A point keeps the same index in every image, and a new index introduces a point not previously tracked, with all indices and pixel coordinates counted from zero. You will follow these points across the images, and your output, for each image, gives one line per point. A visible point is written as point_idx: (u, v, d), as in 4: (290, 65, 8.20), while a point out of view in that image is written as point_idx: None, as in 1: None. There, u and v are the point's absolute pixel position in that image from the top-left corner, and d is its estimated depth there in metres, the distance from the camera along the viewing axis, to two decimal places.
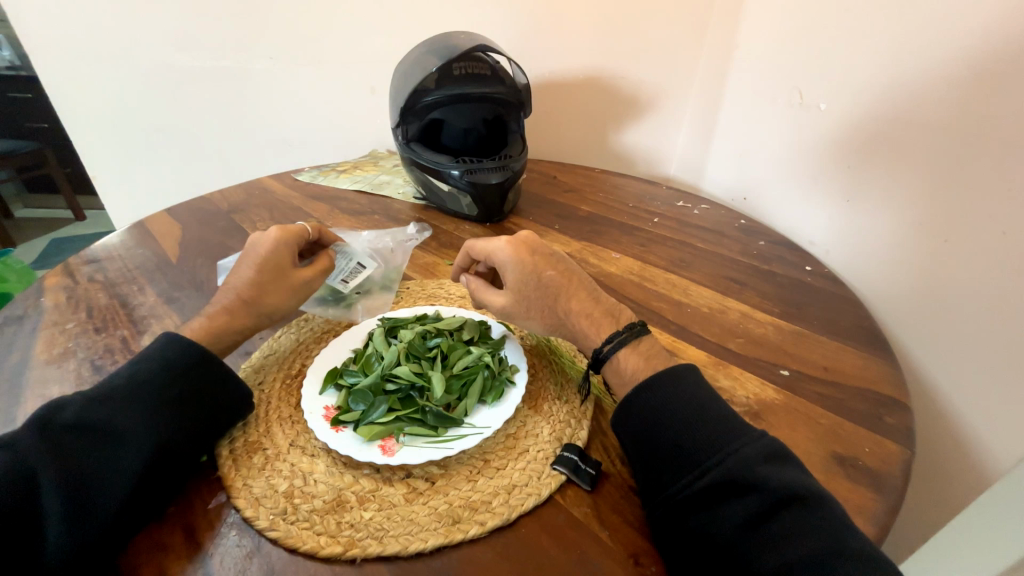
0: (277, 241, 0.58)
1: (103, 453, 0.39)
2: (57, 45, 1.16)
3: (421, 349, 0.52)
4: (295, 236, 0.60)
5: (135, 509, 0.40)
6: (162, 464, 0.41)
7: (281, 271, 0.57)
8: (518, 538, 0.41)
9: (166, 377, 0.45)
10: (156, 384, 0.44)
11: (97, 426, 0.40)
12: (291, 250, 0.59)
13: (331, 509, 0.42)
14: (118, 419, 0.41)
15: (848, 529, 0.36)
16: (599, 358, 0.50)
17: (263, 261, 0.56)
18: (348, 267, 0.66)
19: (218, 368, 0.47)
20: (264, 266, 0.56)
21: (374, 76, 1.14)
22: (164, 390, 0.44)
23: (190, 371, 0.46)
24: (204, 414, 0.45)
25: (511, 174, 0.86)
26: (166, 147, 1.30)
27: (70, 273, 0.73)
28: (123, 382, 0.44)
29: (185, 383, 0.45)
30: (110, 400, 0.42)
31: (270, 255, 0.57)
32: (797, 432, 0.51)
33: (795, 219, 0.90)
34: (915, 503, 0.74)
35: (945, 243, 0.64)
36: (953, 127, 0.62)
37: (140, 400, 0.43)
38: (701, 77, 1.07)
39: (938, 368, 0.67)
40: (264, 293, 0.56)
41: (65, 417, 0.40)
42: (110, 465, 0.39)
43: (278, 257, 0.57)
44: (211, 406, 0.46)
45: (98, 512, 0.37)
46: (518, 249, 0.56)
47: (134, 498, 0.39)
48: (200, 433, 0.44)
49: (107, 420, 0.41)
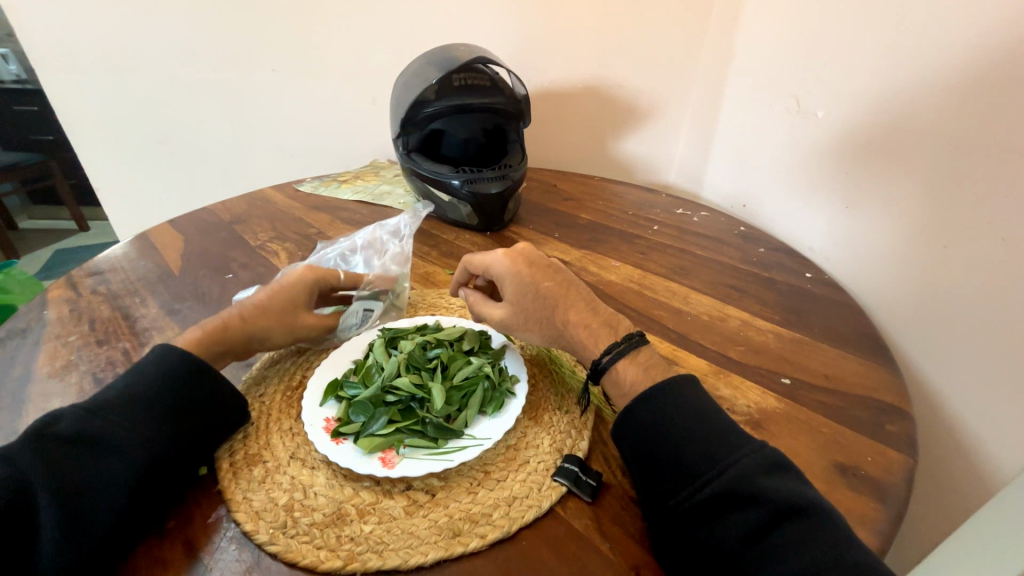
0: (301, 278, 0.59)
1: (99, 466, 0.39)
2: (62, 58, 1.17)
3: (421, 360, 0.52)
4: (321, 278, 0.61)
5: (133, 524, 0.40)
6: (158, 478, 0.42)
7: (293, 306, 0.58)
8: (519, 551, 0.41)
9: (163, 390, 0.45)
10: (152, 397, 0.44)
11: (94, 439, 0.40)
12: (312, 292, 0.60)
13: (331, 523, 0.42)
14: (114, 432, 0.41)
15: (850, 543, 0.36)
16: (598, 369, 0.49)
17: (279, 289, 0.58)
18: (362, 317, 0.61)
19: (214, 380, 0.48)
20: (278, 294, 0.57)
21: (375, 86, 1.15)
22: (160, 402, 0.44)
23: (186, 383, 0.46)
24: (200, 426, 0.45)
25: (511, 184, 0.87)
26: (169, 158, 1.31)
27: (72, 286, 0.73)
28: (119, 394, 0.44)
29: (182, 395, 0.46)
30: (105, 413, 0.42)
31: (287, 286, 0.58)
32: (798, 442, 0.50)
33: (794, 226, 0.90)
34: (917, 510, 0.74)
35: (945, 250, 0.64)
36: (953, 135, 0.62)
37: (136, 414, 0.43)
38: (699, 85, 1.08)
39: (940, 374, 0.67)
40: (264, 320, 0.56)
41: (60, 430, 0.40)
42: (107, 479, 0.39)
43: (294, 291, 0.58)
44: (207, 418, 0.46)
45: (95, 526, 0.38)
46: (515, 261, 0.56)
47: (131, 512, 0.39)
48: (195, 445, 0.45)
49: (103, 433, 0.41)
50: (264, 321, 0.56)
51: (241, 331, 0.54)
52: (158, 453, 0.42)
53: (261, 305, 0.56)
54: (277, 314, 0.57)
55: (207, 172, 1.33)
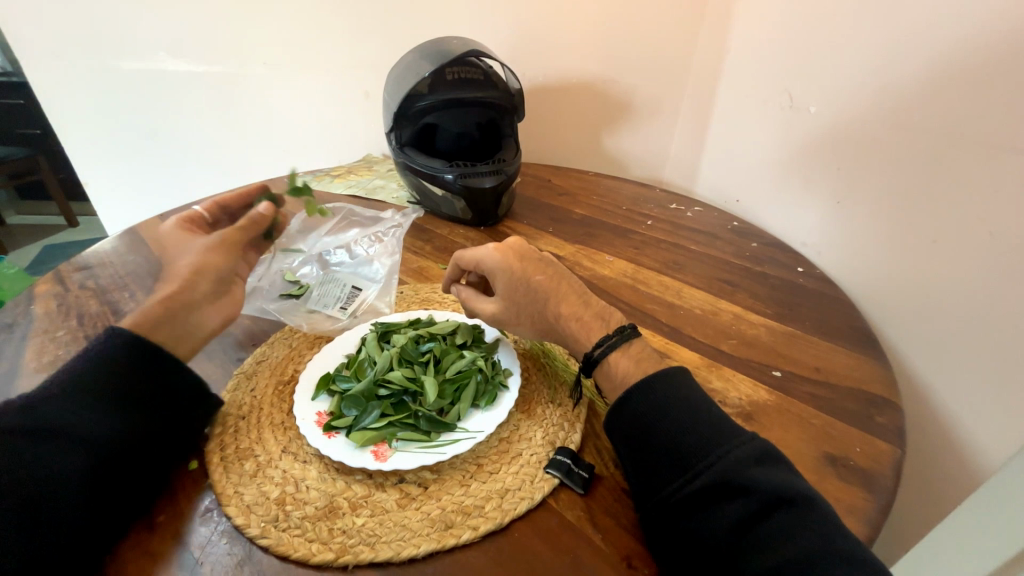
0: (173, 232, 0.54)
1: (69, 462, 0.38)
2: (49, 49, 1.16)
3: (414, 354, 0.52)
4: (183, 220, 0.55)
5: (107, 519, 0.39)
6: (132, 472, 0.41)
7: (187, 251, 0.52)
8: (511, 543, 0.41)
9: (134, 381, 0.43)
10: (121, 388, 0.42)
11: (61, 432, 0.38)
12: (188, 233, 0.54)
13: (324, 516, 0.42)
14: (82, 425, 0.39)
15: (839, 532, 0.36)
16: (590, 361, 0.50)
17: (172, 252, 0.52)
18: (345, 293, 0.66)
19: (186, 373, 0.47)
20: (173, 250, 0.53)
21: (367, 80, 1.13)
22: (131, 394, 0.43)
23: (158, 375, 0.45)
24: (169, 420, 0.44)
25: (505, 178, 0.86)
26: (158, 151, 1.30)
27: (60, 280, 0.72)
28: (85, 385, 0.41)
29: (152, 387, 0.44)
30: (70, 406, 0.40)
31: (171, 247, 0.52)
32: (788, 433, 0.51)
33: (786, 221, 0.91)
34: (905, 501, 0.75)
35: (935, 243, 0.65)
36: (942, 130, 0.63)
37: (105, 407, 0.41)
38: (694, 80, 1.08)
39: (929, 365, 0.67)
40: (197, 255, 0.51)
41: (22, 424, 0.38)
42: (79, 474, 0.38)
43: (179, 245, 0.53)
44: (178, 412, 0.45)
45: (69, 523, 0.37)
46: (506, 255, 0.56)
47: (104, 508, 0.39)
48: (165, 439, 0.44)
49: (71, 426, 0.39)
50: (208, 257, 0.51)
51: (197, 282, 0.50)
52: (131, 449, 0.41)
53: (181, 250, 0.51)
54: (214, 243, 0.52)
55: (199, 168, 1.31)
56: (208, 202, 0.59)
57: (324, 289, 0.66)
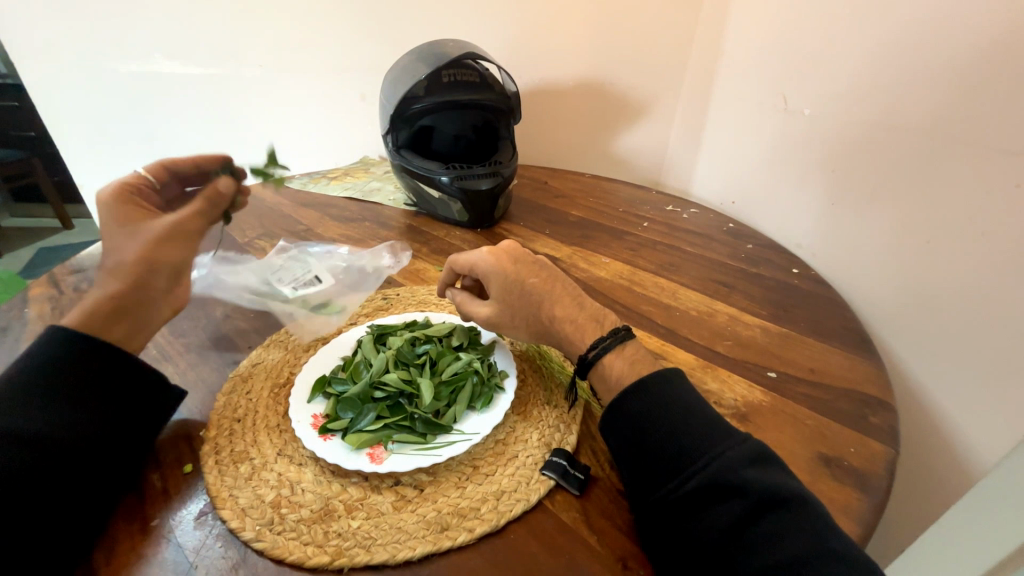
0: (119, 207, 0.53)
1: (35, 465, 0.37)
2: (43, 51, 1.15)
3: (409, 356, 0.52)
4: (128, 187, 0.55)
5: (78, 522, 0.39)
6: (105, 469, 0.41)
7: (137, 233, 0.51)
8: (507, 545, 0.41)
9: (100, 382, 0.43)
10: (85, 389, 0.42)
11: (23, 435, 0.38)
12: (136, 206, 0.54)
13: (319, 518, 0.41)
14: (49, 428, 0.39)
15: (832, 533, 0.36)
16: (586, 363, 0.49)
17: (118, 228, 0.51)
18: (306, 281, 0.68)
19: (145, 368, 0.46)
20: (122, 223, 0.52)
21: (364, 82, 1.14)
22: (91, 393, 0.42)
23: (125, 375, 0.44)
24: (136, 419, 0.45)
25: (501, 180, 0.86)
26: (152, 152, 1.29)
27: (54, 283, 0.72)
28: (49, 388, 0.40)
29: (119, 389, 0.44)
30: (35, 410, 0.39)
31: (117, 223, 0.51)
32: (784, 434, 0.51)
33: (782, 224, 0.91)
34: (901, 503, 0.75)
35: (927, 244, 0.65)
36: (932, 133, 0.63)
37: (68, 408, 0.41)
38: (691, 82, 1.08)
39: (924, 366, 0.68)
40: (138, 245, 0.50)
41: None
42: (52, 476, 0.38)
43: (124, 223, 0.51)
44: (147, 411, 0.46)
45: (43, 523, 0.37)
46: (500, 258, 0.56)
47: (81, 506, 0.39)
48: (134, 436, 0.44)
49: (37, 429, 0.38)
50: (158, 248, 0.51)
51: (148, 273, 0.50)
52: (99, 452, 0.41)
53: (127, 239, 0.50)
54: (165, 233, 0.52)
55: None
56: (155, 167, 0.59)
57: (285, 271, 0.70)
